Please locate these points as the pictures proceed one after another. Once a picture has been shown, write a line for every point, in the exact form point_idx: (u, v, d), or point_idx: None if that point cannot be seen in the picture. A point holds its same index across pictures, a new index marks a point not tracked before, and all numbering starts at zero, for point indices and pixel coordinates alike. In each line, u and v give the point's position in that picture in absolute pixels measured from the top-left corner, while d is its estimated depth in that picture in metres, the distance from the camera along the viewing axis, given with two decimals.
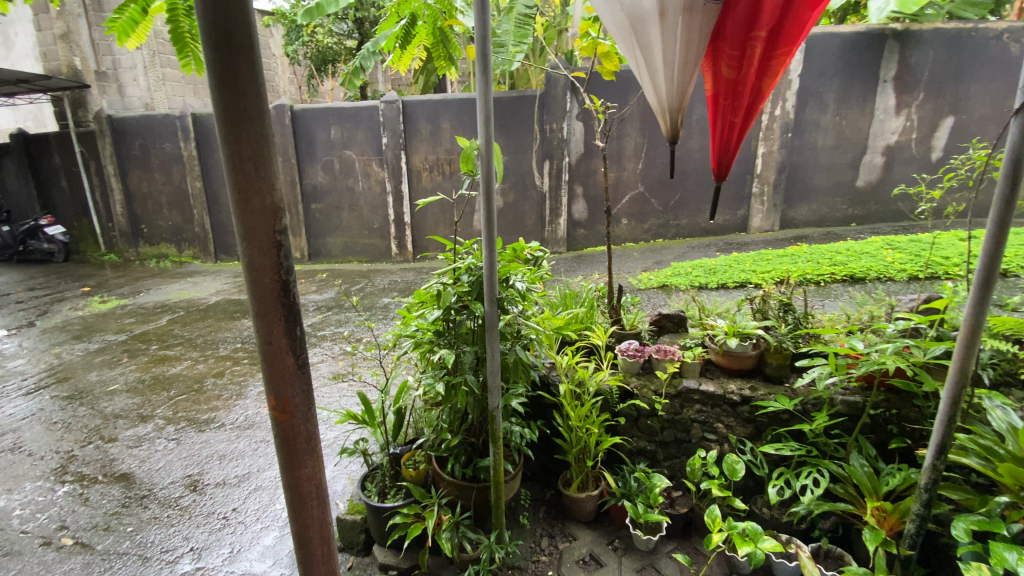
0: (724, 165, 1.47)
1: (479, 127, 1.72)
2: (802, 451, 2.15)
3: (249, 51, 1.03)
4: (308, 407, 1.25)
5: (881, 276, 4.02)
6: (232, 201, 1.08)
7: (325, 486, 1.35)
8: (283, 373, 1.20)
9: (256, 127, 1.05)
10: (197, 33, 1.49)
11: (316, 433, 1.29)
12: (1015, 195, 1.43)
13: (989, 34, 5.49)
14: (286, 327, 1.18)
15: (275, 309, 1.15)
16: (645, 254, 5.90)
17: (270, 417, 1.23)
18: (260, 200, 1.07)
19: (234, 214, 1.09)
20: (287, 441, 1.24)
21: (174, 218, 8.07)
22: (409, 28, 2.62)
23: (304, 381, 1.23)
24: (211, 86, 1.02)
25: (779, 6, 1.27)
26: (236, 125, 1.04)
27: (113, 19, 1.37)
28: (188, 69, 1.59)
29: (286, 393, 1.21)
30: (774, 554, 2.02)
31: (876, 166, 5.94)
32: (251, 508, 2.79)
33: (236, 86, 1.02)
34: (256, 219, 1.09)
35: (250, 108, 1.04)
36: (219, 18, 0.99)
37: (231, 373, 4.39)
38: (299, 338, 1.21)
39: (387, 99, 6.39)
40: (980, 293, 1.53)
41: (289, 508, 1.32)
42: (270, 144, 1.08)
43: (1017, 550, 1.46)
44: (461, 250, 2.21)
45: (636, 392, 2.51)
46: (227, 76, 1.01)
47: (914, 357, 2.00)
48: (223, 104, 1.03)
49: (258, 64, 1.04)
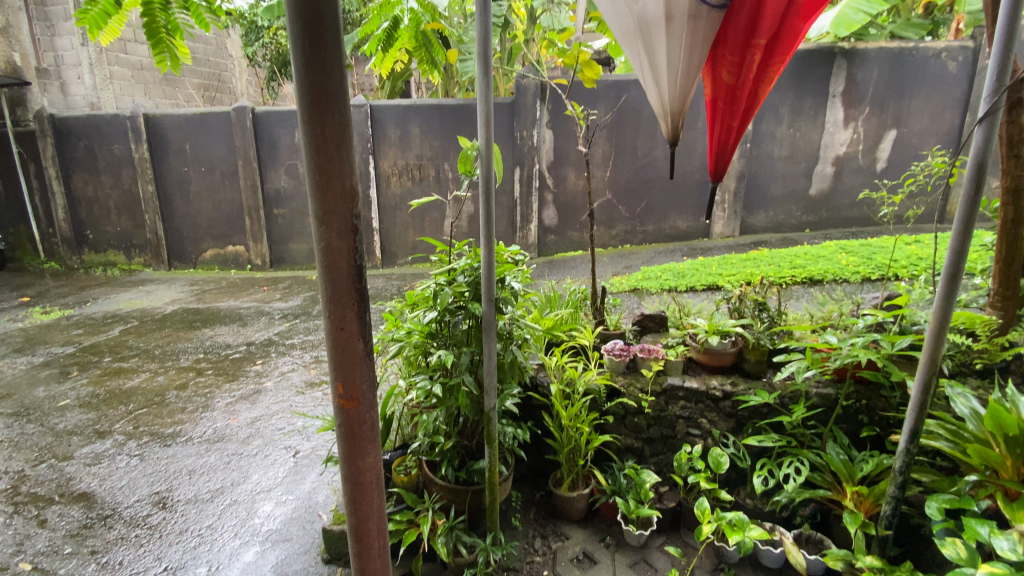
0: (721, 166, 1.54)
1: (481, 127, 1.75)
2: (782, 442, 2.25)
3: (334, 28, 1.00)
4: (373, 396, 1.22)
5: (837, 278, 4.27)
6: (310, 182, 1.05)
7: (383, 477, 1.32)
8: (352, 359, 1.16)
9: (339, 107, 1.03)
10: (174, 29, 1.44)
11: (378, 421, 1.26)
12: (978, 197, 1.58)
13: (927, 53, 5.94)
14: (357, 313, 1.15)
15: (348, 293, 1.12)
16: (615, 259, 6.05)
17: (334, 406, 1.19)
18: (341, 182, 1.05)
19: (311, 195, 1.07)
20: (352, 430, 1.21)
21: (124, 224, 7.64)
22: (392, 30, 2.63)
23: (370, 369, 1.20)
24: (296, 63, 1.00)
25: (778, 17, 1.33)
26: (321, 105, 1.02)
27: (84, 11, 1.29)
28: (163, 65, 1.53)
29: (353, 380, 1.18)
30: (760, 542, 2.12)
31: (827, 175, 6.32)
32: (227, 524, 2.66)
33: (322, 63, 1.00)
34: (334, 201, 1.07)
35: (334, 87, 1.02)
36: None
37: (195, 385, 4.18)
38: (368, 324, 1.18)
39: (355, 102, 6.29)
40: (948, 287, 1.66)
41: (347, 499, 1.28)
42: (350, 125, 1.06)
43: (987, 524, 1.63)
44: (453, 251, 2.21)
45: (623, 391, 2.57)
46: (313, 54, 0.99)
47: (883, 351, 2.14)
48: (307, 83, 1.01)
49: (342, 41, 1.02)
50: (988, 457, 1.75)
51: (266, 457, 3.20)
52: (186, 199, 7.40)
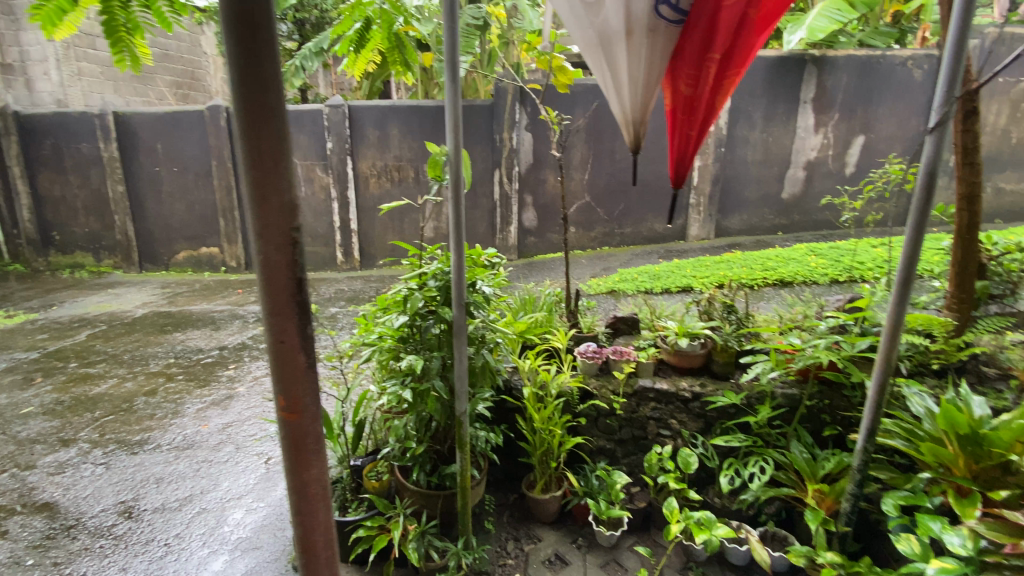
0: (681, 174, 1.58)
1: (449, 133, 1.75)
2: (748, 441, 2.31)
3: (270, 42, 1.00)
4: (318, 408, 1.21)
5: (806, 280, 4.38)
6: (247, 195, 1.05)
7: (330, 490, 1.31)
8: (294, 372, 1.16)
9: (276, 121, 1.03)
10: (134, 28, 1.41)
11: (323, 434, 1.25)
12: (927, 206, 1.64)
13: (894, 61, 6.14)
14: (299, 325, 1.14)
15: (288, 306, 1.11)
16: (593, 261, 6.10)
17: (278, 419, 1.18)
18: (279, 196, 1.05)
19: (249, 208, 1.06)
20: (296, 443, 1.20)
21: (92, 225, 7.42)
22: (364, 32, 2.60)
23: (314, 381, 1.19)
24: (231, 77, 1.00)
25: (732, 32, 1.37)
26: (257, 119, 1.01)
27: (37, 7, 1.25)
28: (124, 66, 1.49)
29: (296, 393, 1.17)
30: (726, 540, 2.17)
31: (798, 179, 6.47)
32: (195, 533, 2.61)
33: (257, 79, 1.00)
34: (272, 215, 1.06)
35: (271, 102, 1.02)
36: (241, 9, 0.97)
37: (165, 391, 4.08)
38: (310, 336, 1.17)
39: (332, 102, 6.23)
40: (901, 292, 1.72)
41: (293, 513, 1.27)
42: (289, 138, 1.06)
43: (938, 520, 1.68)
44: (425, 255, 2.20)
45: (596, 393, 2.60)
46: (247, 70, 0.99)
47: (844, 352, 2.21)
48: (242, 97, 1.00)
49: (278, 55, 1.02)
50: (941, 455, 1.81)
51: (237, 464, 3.15)
52: (158, 200, 7.23)
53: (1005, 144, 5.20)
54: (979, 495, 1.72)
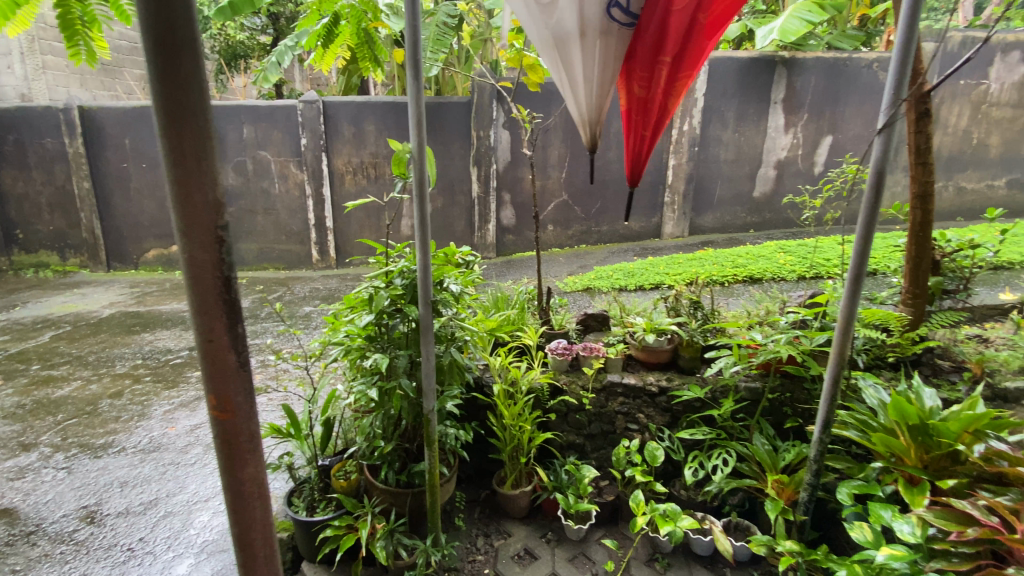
0: (636, 173, 1.62)
1: (411, 131, 1.75)
2: (712, 434, 2.37)
3: (190, 42, 1.01)
4: (251, 407, 1.22)
5: (775, 276, 4.49)
6: (170, 194, 1.04)
7: (268, 488, 1.31)
8: (225, 371, 1.16)
9: (198, 119, 1.03)
10: (91, 21, 1.38)
11: (259, 432, 1.25)
12: (876, 205, 1.69)
13: (860, 64, 6.31)
14: (228, 324, 1.14)
15: (216, 305, 1.11)
16: (570, 259, 6.13)
17: (210, 418, 1.19)
18: (202, 194, 1.05)
19: (172, 207, 1.06)
20: (228, 442, 1.20)
21: (56, 223, 7.17)
22: (332, 27, 2.58)
23: (246, 380, 1.19)
24: (150, 75, 1.00)
25: (682, 35, 1.41)
26: (178, 117, 1.01)
27: None
28: (81, 61, 1.45)
29: (227, 392, 1.17)
30: (691, 531, 2.22)
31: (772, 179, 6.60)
32: (160, 536, 2.56)
33: (177, 78, 1.00)
34: (196, 213, 1.06)
35: (192, 100, 1.02)
36: (159, 9, 0.97)
37: (131, 393, 3.97)
38: (241, 335, 1.17)
39: (306, 98, 6.13)
40: (852, 287, 1.78)
41: (230, 511, 1.27)
42: (213, 136, 1.06)
43: (889, 508, 1.72)
44: (392, 253, 2.19)
45: (566, 388, 2.63)
46: (166, 68, 0.99)
47: (802, 346, 2.28)
48: (162, 96, 1.00)
49: (199, 54, 1.02)
50: (893, 446, 1.87)
51: (206, 466, 3.09)
52: (125, 197, 7.02)
53: (964, 144, 5.38)
54: (928, 485, 1.75)
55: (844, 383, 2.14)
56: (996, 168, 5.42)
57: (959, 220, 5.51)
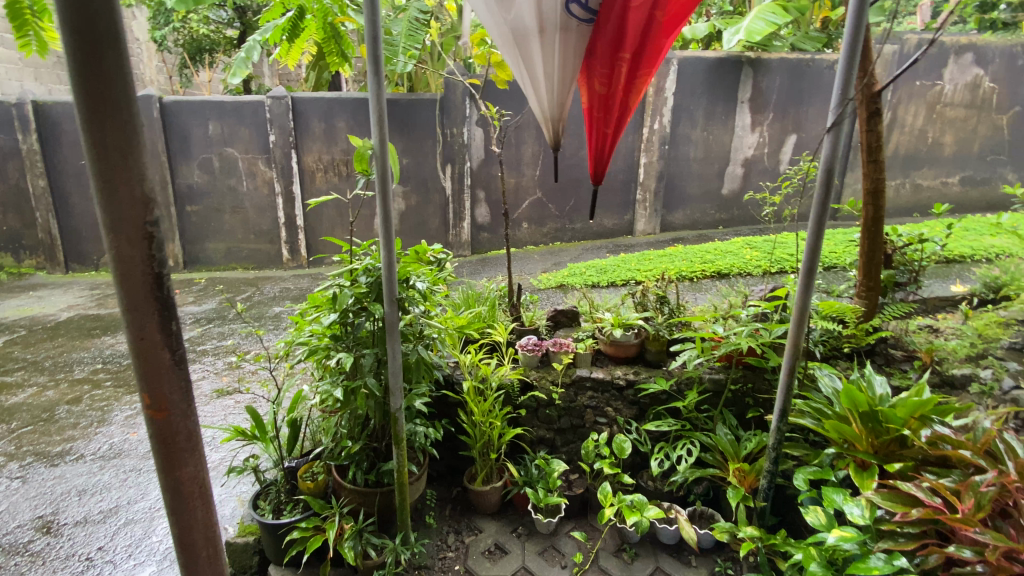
0: (599, 171, 1.64)
1: (373, 127, 1.73)
2: (677, 425, 2.43)
3: (113, 38, 1.01)
4: (187, 404, 1.23)
5: (741, 272, 4.61)
6: (95, 190, 1.04)
7: (209, 485, 1.32)
8: (158, 368, 1.16)
9: (123, 113, 1.03)
10: (41, 11, 1.32)
11: (197, 429, 1.26)
12: (827, 200, 1.75)
13: (822, 65, 6.51)
14: (160, 321, 1.15)
15: (147, 302, 1.12)
16: (545, 256, 6.15)
17: (145, 417, 1.19)
18: (129, 190, 1.05)
19: (98, 204, 1.06)
20: (165, 440, 1.21)
21: (9, 222, 6.85)
22: (298, 21, 2.53)
23: (181, 376, 1.20)
24: (70, 70, 0.99)
25: (640, 33, 1.44)
26: (101, 113, 1.01)
27: None
28: (31, 51, 1.40)
29: (161, 389, 1.18)
30: (658, 521, 2.27)
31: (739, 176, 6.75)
32: (120, 544, 2.48)
33: (99, 73, 1.00)
34: (123, 210, 1.06)
35: (117, 95, 1.02)
36: (80, 6, 0.97)
37: (90, 399, 3.83)
38: (175, 332, 1.18)
39: (274, 93, 5.99)
40: (806, 280, 1.84)
41: (169, 511, 1.27)
42: (140, 132, 1.06)
43: (841, 492, 1.78)
44: (358, 251, 2.17)
45: (536, 384, 2.65)
46: (88, 64, 0.99)
47: (762, 338, 2.35)
48: (84, 91, 1.00)
49: (123, 50, 1.02)
50: (845, 433, 1.92)
51: None
52: (84, 195, 6.76)
53: (919, 143, 5.57)
54: (877, 469, 1.81)
55: (801, 373, 2.22)
56: (950, 166, 5.62)
57: (916, 216, 5.72)
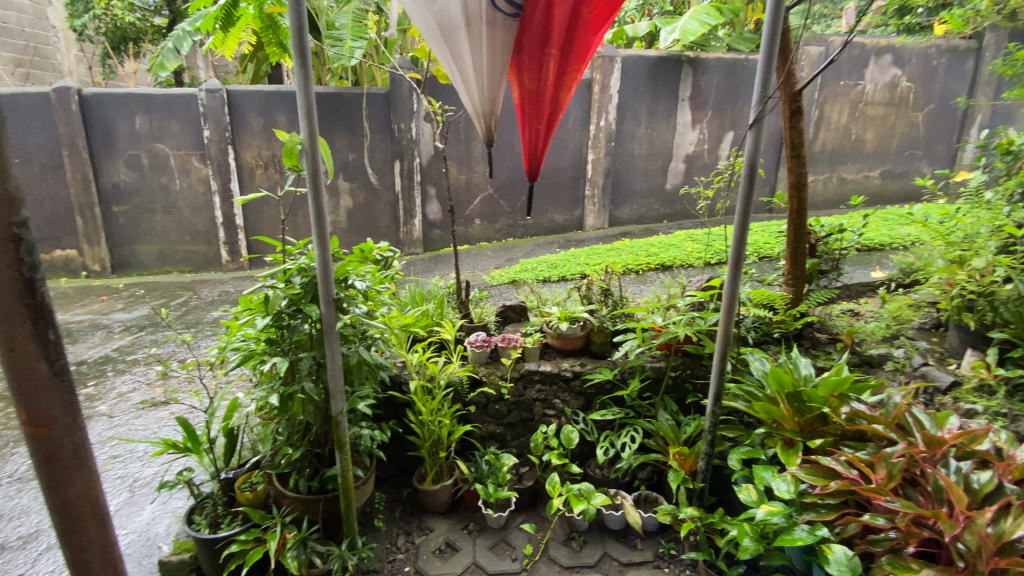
0: (534, 166, 1.65)
1: (302, 121, 1.67)
2: (621, 414, 2.50)
3: None
4: (70, 417, 1.23)
5: (683, 263, 4.79)
6: None
7: (103, 501, 1.32)
8: (36, 380, 1.17)
9: None
10: None
11: (84, 443, 1.27)
12: (750, 194, 1.83)
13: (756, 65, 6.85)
14: (33, 329, 1.16)
15: (17, 310, 1.13)
16: (497, 253, 6.13)
17: (23, 431, 1.20)
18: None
19: None
20: (47, 453, 1.22)
21: None
22: (231, 9, 2.40)
23: (62, 388, 1.21)
24: None
25: (565, 30, 1.47)
26: None
27: None
28: None
29: (40, 402, 1.19)
30: (604, 508, 2.33)
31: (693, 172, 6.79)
32: (40, 573, 2.29)
33: None
34: None
35: None
36: None
37: (4, 418, 3.51)
38: (52, 341, 1.19)
39: (208, 86, 5.67)
40: (734, 269, 1.93)
41: (58, 527, 1.28)
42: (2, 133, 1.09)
43: (770, 470, 1.83)
44: (293, 250, 2.09)
45: (484, 380, 2.64)
46: None
47: (699, 326, 2.45)
48: None
49: None
50: (774, 413, 2.01)
51: None
52: None
53: (844, 139, 5.75)
54: (801, 446, 1.90)
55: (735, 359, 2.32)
56: (871, 161, 5.82)
57: (842, 209, 5.91)
